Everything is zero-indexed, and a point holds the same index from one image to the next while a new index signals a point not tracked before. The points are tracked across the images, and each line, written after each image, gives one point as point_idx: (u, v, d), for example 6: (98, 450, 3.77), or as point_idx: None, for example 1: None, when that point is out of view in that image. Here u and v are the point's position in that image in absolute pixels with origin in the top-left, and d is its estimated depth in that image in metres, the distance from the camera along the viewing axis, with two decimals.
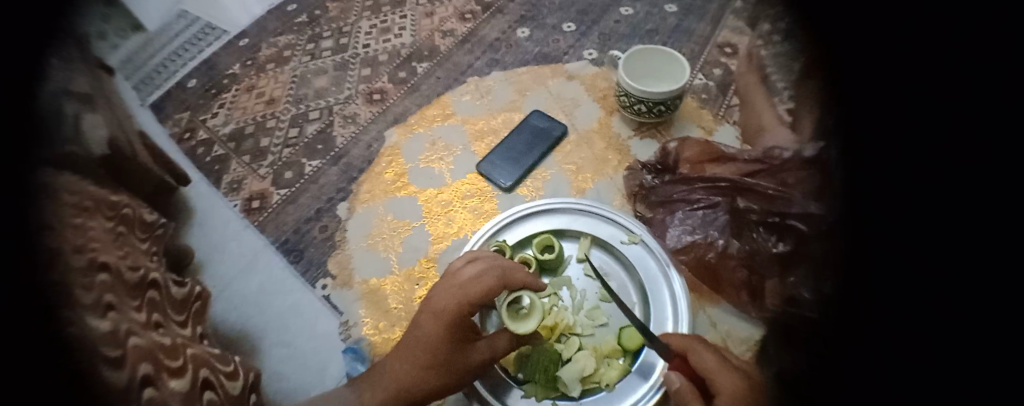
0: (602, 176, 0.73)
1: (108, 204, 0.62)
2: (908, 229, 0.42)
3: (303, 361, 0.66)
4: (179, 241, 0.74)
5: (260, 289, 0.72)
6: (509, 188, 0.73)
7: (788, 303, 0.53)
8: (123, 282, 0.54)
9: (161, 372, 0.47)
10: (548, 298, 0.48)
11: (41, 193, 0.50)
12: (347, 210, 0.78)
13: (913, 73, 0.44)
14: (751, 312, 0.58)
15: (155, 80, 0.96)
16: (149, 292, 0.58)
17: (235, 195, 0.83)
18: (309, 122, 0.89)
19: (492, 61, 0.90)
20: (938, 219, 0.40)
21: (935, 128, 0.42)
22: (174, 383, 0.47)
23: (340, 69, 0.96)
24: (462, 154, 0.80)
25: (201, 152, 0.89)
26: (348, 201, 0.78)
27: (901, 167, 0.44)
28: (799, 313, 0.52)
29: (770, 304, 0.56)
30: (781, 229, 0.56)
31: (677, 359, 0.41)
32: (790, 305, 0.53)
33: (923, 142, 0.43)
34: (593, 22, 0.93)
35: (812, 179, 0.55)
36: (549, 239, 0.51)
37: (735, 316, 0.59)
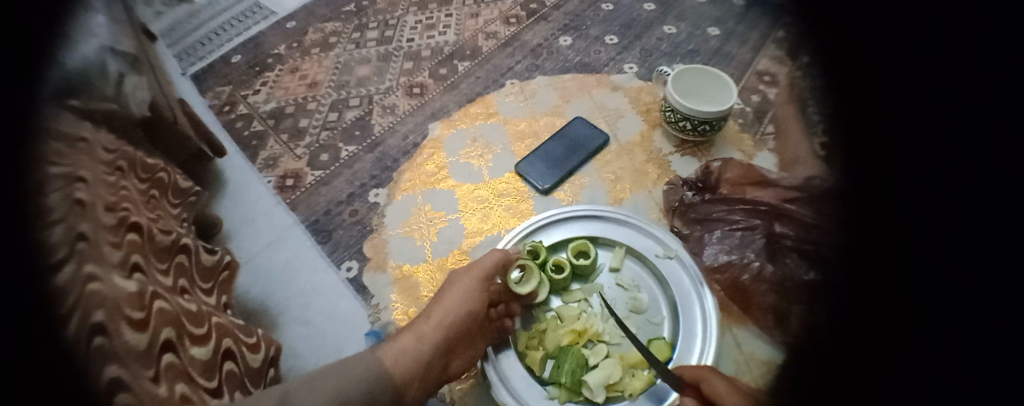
0: (640, 190, 0.73)
1: (145, 167, 0.64)
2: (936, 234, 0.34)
3: (320, 338, 0.67)
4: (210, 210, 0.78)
5: (287, 265, 0.74)
6: (545, 191, 0.74)
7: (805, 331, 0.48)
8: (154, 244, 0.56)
9: (182, 339, 0.48)
10: (578, 304, 0.50)
11: (88, 147, 0.53)
12: (385, 197, 0.79)
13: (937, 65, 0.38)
14: (774, 334, 0.55)
15: (199, 51, 1.01)
16: (177, 257, 0.60)
17: (270, 172, 0.85)
18: (349, 108, 0.92)
19: (533, 66, 0.92)
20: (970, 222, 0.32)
21: None
22: (196, 351, 0.49)
23: (382, 60, 0.98)
24: (502, 154, 0.81)
25: (240, 126, 0.92)
26: (388, 189, 0.80)
27: None
28: (812, 339, 0.46)
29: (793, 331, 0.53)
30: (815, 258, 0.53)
31: (688, 389, 0.40)
32: (807, 333, 0.47)
33: None
34: (635, 37, 0.94)
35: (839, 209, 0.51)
36: (585, 245, 0.51)
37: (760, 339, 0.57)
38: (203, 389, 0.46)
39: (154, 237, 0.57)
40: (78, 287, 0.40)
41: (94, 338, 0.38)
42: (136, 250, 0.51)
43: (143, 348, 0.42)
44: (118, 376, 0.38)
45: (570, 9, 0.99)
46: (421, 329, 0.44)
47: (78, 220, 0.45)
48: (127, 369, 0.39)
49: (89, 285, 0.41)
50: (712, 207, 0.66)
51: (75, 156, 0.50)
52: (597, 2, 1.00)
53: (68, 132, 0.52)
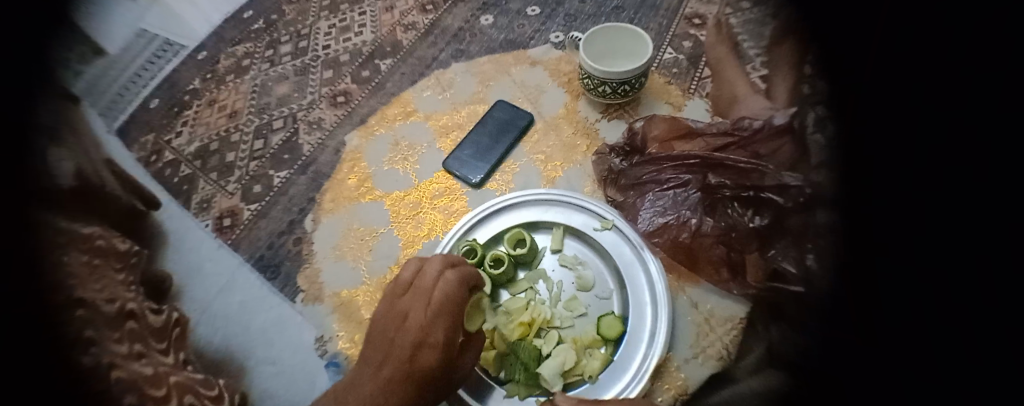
0: (571, 164, 0.71)
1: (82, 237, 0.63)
2: (904, 227, 0.41)
3: (292, 378, 0.62)
4: (156, 265, 0.69)
5: (242, 308, 0.68)
6: (477, 184, 0.71)
7: (772, 277, 0.54)
8: (100, 315, 0.56)
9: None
10: (525, 294, 0.47)
11: None
12: (313, 222, 0.76)
13: (919, 75, 0.43)
14: (733, 289, 0.57)
15: (119, 104, 0.90)
16: (127, 323, 0.57)
17: (206, 215, 0.80)
18: (274, 132, 0.86)
19: (457, 52, 0.87)
20: (947, 223, 0.37)
21: (935, 125, 0.40)
22: None
23: (300, 74, 0.92)
24: (428, 152, 0.78)
25: (169, 174, 0.84)
26: (314, 213, 0.76)
27: (900, 168, 0.43)
28: (786, 288, 0.52)
29: (753, 280, 0.55)
30: (756, 203, 0.56)
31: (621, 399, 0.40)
32: (775, 280, 0.53)
33: (925, 136, 0.40)
34: (557, 4, 0.90)
35: (783, 150, 0.58)
36: (520, 233, 0.49)
37: (717, 294, 0.58)
38: None
39: (98, 308, 0.56)
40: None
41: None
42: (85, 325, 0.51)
43: None
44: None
45: None
46: None
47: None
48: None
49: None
50: (645, 168, 0.64)
51: None
52: None
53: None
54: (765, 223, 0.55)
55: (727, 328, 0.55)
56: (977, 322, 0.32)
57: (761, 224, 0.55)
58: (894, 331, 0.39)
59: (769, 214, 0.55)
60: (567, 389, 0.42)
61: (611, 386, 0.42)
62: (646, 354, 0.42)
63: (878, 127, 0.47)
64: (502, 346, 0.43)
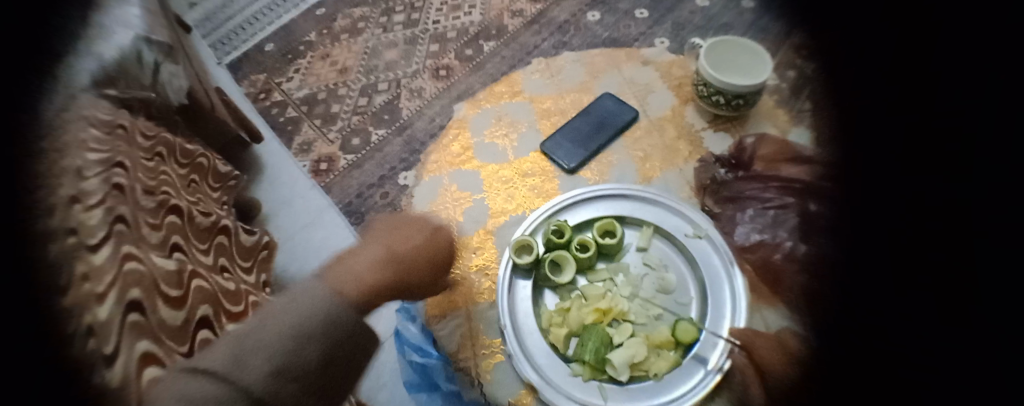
0: (669, 168, 0.67)
1: (183, 152, 0.65)
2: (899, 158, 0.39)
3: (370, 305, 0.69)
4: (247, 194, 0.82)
5: (321, 244, 0.78)
6: (572, 170, 0.65)
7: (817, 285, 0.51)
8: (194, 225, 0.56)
9: (219, 315, 0.48)
10: (603, 283, 0.48)
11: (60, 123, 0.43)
12: (414, 178, 0.80)
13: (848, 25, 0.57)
14: None
15: (232, 41, 1.05)
16: (218, 237, 0.60)
17: (305, 157, 0.88)
18: (378, 93, 0.93)
19: (560, 43, 0.90)
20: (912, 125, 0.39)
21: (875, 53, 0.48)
22: (230, 327, 0.48)
23: (409, 43, 0.99)
24: (529, 132, 0.72)
25: (276, 113, 0.95)
26: (414, 170, 0.81)
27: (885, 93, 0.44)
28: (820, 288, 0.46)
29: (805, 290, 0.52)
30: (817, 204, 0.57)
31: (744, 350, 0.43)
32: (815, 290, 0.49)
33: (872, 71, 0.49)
34: (667, 11, 0.89)
35: None
36: (611, 224, 0.49)
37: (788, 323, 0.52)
38: None
39: (193, 219, 0.57)
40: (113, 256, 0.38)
41: (128, 314, 0.35)
42: (173, 231, 0.51)
43: (178, 325, 0.41)
44: (138, 322, 0.36)
45: None
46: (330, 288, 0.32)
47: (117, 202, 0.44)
48: (159, 342, 0.37)
49: (78, 267, 0.34)
50: (746, 183, 0.63)
51: (115, 143, 0.49)
52: None
53: (94, 115, 0.48)
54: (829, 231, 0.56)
55: None
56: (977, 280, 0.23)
57: None
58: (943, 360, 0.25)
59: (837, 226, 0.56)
60: (629, 382, 0.43)
61: (674, 387, 0.43)
62: (714, 366, 0.43)
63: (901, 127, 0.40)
64: (569, 325, 0.44)
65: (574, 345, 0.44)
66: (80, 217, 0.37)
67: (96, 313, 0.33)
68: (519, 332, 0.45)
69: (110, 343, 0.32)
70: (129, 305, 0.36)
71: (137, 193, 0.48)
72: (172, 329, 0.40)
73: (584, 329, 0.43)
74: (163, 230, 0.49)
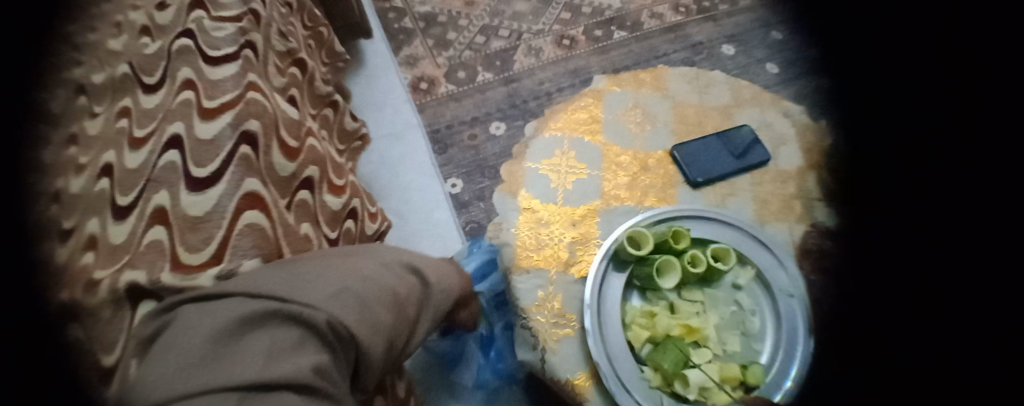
0: (782, 220, 0.53)
1: (310, 16, 0.67)
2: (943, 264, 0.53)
3: (439, 232, 0.73)
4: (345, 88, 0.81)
5: (399, 158, 0.79)
6: (696, 185, 0.53)
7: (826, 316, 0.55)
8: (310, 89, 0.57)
9: (323, 183, 0.48)
10: (695, 303, 0.46)
11: None
12: (500, 129, 0.80)
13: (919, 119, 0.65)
14: None
15: None
16: (325, 110, 0.61)
17: (407, 71, 0.88)
18: (497, 38, 0.91)
19: (689, 60, 0.89)
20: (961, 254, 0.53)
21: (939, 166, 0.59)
22: (329, 199, 0.49)
23: (542, 2, 0.97)
24: (656, 130, 0.58)
25: (392, 18, 0.95)
26: (505, 123, 0.81)
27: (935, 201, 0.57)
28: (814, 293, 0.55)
29: None
30: None
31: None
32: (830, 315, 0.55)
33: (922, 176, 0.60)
34: (796, 76, 0.90)
35: None
36: (726, 252, 0.46)
37: None
38: (325, 237, 0.46)
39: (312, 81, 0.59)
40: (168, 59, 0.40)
41: (165, 153, 0.35)
42: (294, 85, 0.52)
43: (287, 175, 0.42)
44: (248, 157, 0.37)
45: (742, 21, 0.96)
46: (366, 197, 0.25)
47: (252, 30, 0.47)
48: (265, 186, 0.38)
49: (123, 102, 0.38)
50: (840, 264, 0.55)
51: None
52: (771, 26, 0.96)
53: None
54: None
55: None
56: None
57: None
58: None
59: None
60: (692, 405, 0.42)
61: None
62: None
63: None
64: (652, 327, 0.43)
65: (651, 348, 0.43)
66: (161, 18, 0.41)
67: (125, 159, 0.35)
68: (601, 313, 0.44)
69: (209, 166, 0.35)
70: (240, 135, 0.38)
71: (271, 34, 0.51)
72: (278, 176, 0.40)
73: (666, 336, 0.42)
74: (286, 79, 0.51)
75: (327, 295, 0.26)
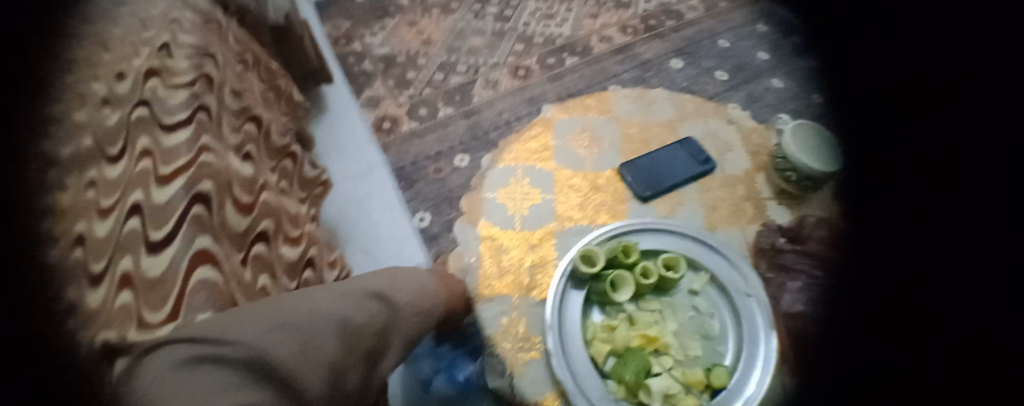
0: (731, 224, 0.57)
1: (268, 70, 0.70)
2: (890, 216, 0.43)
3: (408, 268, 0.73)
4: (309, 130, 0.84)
5: (365, 197, 0.80)
6: (645, 199, 0.56)
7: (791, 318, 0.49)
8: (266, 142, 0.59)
9: (278, 234, 0.51)
10: (652, 313, 0.48)
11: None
12: (466, 161, 0.83)
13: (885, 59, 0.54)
14: None
15: None
16: (284, 160, 0.63)
17: (370, 111, 0.91)
18: (455, 73, 0.96)
19: (638, 79, 0.93)
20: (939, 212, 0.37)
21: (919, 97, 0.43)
22: (286, 250, 0.51)
23: (496, 36, 1.02)
24: (608, 151, 0.62)
25: (352, 62, 0.99)
26: (468, 155, 0.84)
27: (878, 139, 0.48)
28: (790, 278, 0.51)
29: None
30: None
31: None
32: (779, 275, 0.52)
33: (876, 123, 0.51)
34: (743, 81, 0.95)
35: None
36: (677, 261, 0.49)
37: None
38: (283, 288, 0.48)
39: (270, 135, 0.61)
40: (125, 132, 0.37)
41: (129, 220, 0.33)
42: (250, 141, 0.55)
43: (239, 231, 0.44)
44: (200, 216, 0.40)
45: (687, 36, 1.02)
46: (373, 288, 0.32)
47: (207, 93, 0.49)
48: (217, 242, 0.40)
49: (88, 173, 0.32)
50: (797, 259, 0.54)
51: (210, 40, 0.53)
52: (714, 37, 1.02)
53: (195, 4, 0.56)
54: None
55: None
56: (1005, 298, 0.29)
57: None
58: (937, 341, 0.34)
59: None
60: None
61: None
62: None
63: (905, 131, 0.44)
64: (611, 344, 0.45)
65: (612, 363, 0.44)
66: (111, 85, 0.39)
67: (96, 226, 0.30)
68: (564, 334, 0.45)
69: (165, 227, 0.36)
70: (194, 196, 0.40)
71: (226, 95, 0.54)
72: (232, 232, 0.43)
73: (626, 350, 0.44)
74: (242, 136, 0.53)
75: (280, 339, 0.30)
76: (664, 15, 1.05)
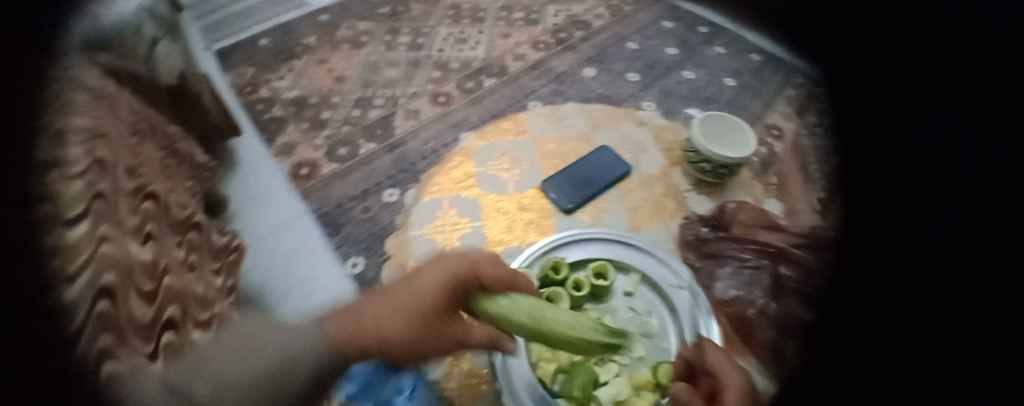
0: (654, 222, 0.72)
1: (166, 136, 0.65)
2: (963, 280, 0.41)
3: None
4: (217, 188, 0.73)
5: (292, 250, 0.70)
6: (569, 210, 0.74)
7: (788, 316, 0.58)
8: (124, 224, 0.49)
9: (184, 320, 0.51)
10: (592, 322, 0.50)
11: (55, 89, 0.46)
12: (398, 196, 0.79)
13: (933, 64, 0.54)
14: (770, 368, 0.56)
15: (223, 30, 1.02)
16: (187, 232, 0.61)
17: (285, 159, 0.84)
18: (373, 108, 0.93)
19: (555, 91, 0.96)
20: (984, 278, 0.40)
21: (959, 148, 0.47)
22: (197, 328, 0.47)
23: (412, 66, 1.01)
24: (529, 170, 0.81)
25: (260, 109, 0.92)
26: (400, 189, 0.80)
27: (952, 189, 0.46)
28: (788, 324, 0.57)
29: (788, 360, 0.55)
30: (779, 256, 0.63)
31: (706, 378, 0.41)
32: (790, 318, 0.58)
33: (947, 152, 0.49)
34: (655, 78, 0.98)
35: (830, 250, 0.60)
36: (605, 267, 0.53)
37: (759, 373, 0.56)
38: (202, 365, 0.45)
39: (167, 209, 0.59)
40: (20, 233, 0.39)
41: None
42: (148, 218, 0.54)
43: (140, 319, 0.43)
44: None
45: (597, 43, 1.06)
46: (398, 301, 0.37)
47: None
48: None
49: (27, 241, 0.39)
50: (722, 244, 0.68)
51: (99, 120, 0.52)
52: (622, 40, 1.07)
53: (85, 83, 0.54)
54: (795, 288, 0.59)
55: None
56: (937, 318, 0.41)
57: (777, 303, 0.60)
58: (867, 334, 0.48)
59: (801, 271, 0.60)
60: None
61: None
62: None
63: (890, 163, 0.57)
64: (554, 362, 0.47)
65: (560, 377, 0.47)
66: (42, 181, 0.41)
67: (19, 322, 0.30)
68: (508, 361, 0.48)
69: None
70: None
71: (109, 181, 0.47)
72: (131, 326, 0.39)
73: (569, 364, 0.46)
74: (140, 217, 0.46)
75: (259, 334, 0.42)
76: (573, 26, 1.10)
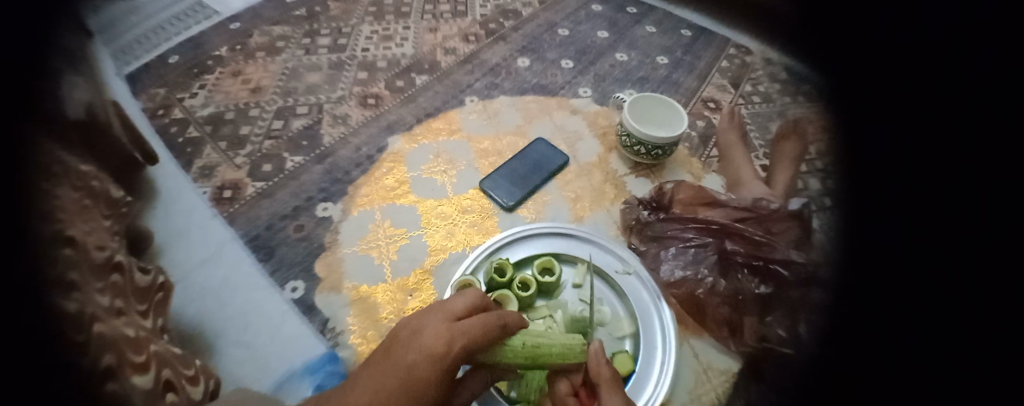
0: (599, 208, 0.72)
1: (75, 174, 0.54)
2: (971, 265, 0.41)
3: (293, 348, 0.57)
4: (142, 222, 0.64)
5: (225, 281, 0.62)
6: (510, 208, 0.72)
7: (764, 340, 0.53)
8: (89, 260, 0.47)
9: (179, 378, 0.48)
10: (543, 320, 0.52)
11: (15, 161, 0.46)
12: (341, 212, 0.73)
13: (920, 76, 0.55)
14: (730, 346, 0.54)
15: (135, 50, 0.89)
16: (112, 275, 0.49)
17: (206, 182, 0.74)
18: (296, 117, 0.86)
19: (492, 84, 0.93)
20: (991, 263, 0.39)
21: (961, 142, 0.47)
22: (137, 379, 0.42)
23: (334, 68, 0.94)
24: (467, 170, 0.79)
25: (175, 132, 0.80)
26: (343, 203, 0.74)
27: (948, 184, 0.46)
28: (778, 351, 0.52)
29: (749, 339, 0.54)
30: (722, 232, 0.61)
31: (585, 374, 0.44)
32: (767, 342, 0.53)
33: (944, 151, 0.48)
34: (589, 63, 0.98)
35: (793, 231, 0.60)
36: (549, 262, 0.54)
37: (715, 348, 0.54)
38: None
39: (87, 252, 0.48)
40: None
41: None
42: (68, 267, 0.45)
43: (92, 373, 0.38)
44: None
45: (528, 32, 1.05)
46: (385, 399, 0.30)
47: None
48: None
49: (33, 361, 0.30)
50: (666, 226, 0.65)
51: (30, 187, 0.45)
52: (554, 27, 1.06)
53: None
54: (769, 292, 0.56)
55: (721, 381, 0.52)
56: (974, 297, 0.39)
57: (766, 292, 0.56)
58: (894, 319, 0.44)
59: (773, 284, 0.56)
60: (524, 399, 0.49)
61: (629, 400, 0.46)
62: (657, 383, 0.47)
63: (876, 138, 0.60)
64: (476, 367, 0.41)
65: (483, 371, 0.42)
66: None
67: None
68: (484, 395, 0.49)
69: None
70: None
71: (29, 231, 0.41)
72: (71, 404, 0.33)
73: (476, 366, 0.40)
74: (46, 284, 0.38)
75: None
76: (502, 16, 1.07)
